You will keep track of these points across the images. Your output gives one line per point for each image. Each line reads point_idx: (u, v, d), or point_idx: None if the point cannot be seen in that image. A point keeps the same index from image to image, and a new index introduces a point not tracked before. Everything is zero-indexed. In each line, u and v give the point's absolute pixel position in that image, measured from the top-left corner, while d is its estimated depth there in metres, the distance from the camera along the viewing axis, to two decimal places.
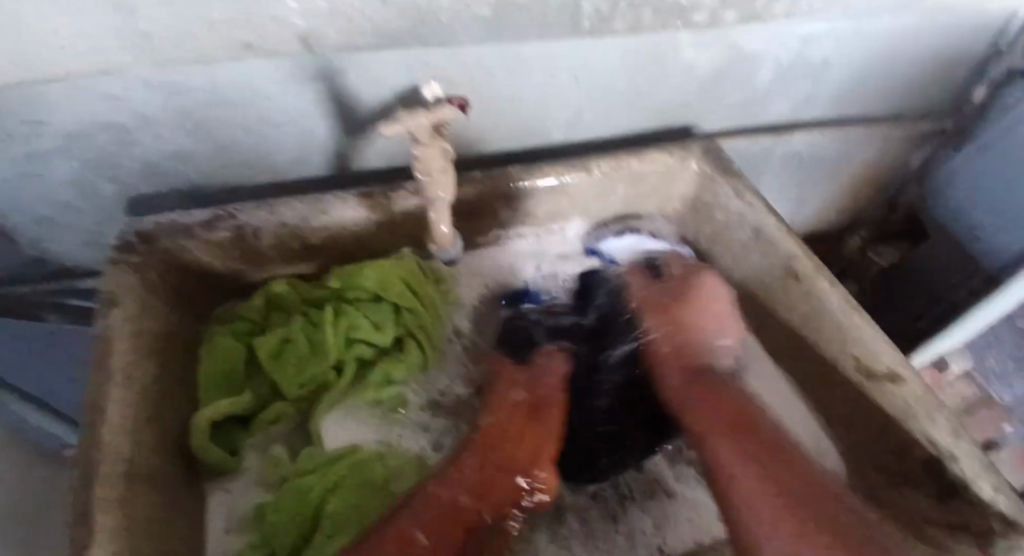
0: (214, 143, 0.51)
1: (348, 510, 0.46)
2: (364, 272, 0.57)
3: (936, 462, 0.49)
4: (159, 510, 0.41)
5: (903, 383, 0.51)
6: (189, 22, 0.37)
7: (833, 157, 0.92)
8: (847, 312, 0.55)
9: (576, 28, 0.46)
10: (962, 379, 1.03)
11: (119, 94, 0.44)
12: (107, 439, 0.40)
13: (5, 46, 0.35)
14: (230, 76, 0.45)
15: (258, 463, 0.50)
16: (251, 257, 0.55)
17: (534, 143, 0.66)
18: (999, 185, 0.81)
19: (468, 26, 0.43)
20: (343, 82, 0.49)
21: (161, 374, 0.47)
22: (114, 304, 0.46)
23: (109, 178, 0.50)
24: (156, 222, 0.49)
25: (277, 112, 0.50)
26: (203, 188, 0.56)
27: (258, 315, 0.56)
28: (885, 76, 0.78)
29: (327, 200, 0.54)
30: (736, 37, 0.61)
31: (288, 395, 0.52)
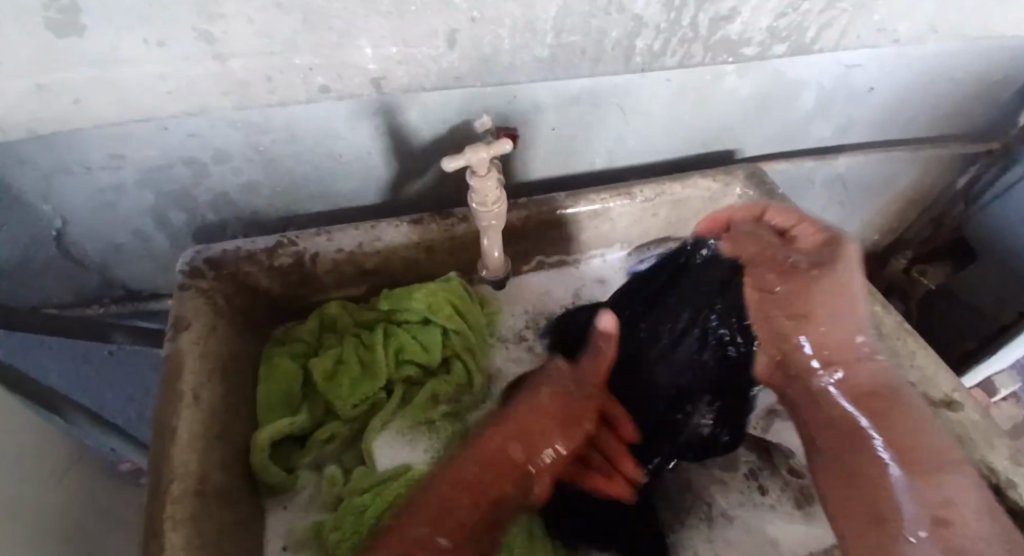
0: (277, 174, 0.55)
1: None
2: (413, 295, 0.58)
3: (994, 489, 0.48)
4: (226, 523, 0.43)
5: (957, 413, 0.50)
6: (265, 63, 0.39)
7: (874, 179, 0.91)
8: (899, 340, 0.55)
9: (628, 64, 0.47)
10: (1014, 401, 0.99)
11: (194, 131, 0.48)
12: (180, 455, 0.42)
13: (96, 88, 0.38)
14: (296, 112, 0.48)
15: (313, 481, 0.52)
16: (308, 280, 0.57)
17: (577, 170, 0.68)
18: None
19: (526, 64, 0.44)
20: (400, 116, 0.52)
21: (226, 392, 0.50)
22: (184, 326, 0.48)
23: (182, 208, 0.56)
24: (224, 249, 0.53)
25: (336, 145, 0.53)
26: (264, 214, 0.59)
27: (312, 337, 0.58)
28: (930, 101, 0.77)
29: (381, 227, 0.57)
30: (779, 66, 0.62)
31: (343, 414, 0.54)
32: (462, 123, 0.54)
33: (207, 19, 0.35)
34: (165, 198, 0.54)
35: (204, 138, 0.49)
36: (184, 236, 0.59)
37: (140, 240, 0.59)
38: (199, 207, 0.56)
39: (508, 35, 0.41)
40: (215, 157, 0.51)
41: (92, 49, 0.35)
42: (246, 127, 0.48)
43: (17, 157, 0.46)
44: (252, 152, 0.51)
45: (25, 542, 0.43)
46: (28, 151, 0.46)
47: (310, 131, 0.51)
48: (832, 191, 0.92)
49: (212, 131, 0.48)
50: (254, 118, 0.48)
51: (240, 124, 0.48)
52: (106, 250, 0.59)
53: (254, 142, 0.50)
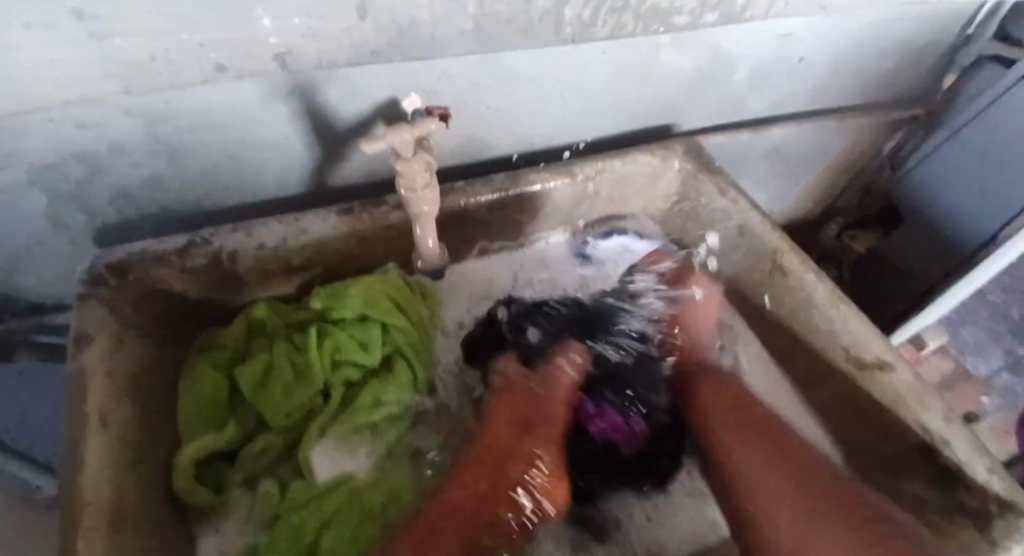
0: (184, 166, 0.49)
1: (341, 545, 0.44)
2: (348, 291, 0.54)
3: (930, 449, 0.49)
4: (148, 555, 0.39)
5: (892, 375, 0.52)
6: (163, 43, 0.34)
7: (809, 148, 0.93)
8: (834, 306, 0.56)
9: (559, 35, 0.45)
10: (942, 355, 0.99)
11: (83, 122, 0.42)
12: (88, 485, 0.37)
13: None
14: (199, 96, 0.43)
15: (246, 499, 0.48)
16: (230, 280, 0.53)
17: (517, 150, 0.65)
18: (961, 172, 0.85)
19: (451, 37, 0.41)
20: (320, 97, 0.47)
21: (140, 409, 0.45)
22: (87, 340, 0.43)
23: (79, 209, 0.50)
24: (128, 251, 0.48)
25: (250, 131, 0.48)
26: (176, 211, 0.54)
27: (238, 344, 0.54)
28: (857, 70, 0.79)
29: (307, 219, 0.53)
30: (714, 38, 0.61)
31: (276, 424, 0.50)
32: (389, 104, 0.51)
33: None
34: (55, 198, 0.48)
35: (95, 128, 0.43)
36: (84, 241, 0.53)
37: (30, 249, 0.52)
38: (100, 206, 0.50)
39: (427, 5, 0.37)
40: (109, 150, 0.45)
41: None
42: (142, 115, 0.43)
43: None
44: (152, 142, 0.46)
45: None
46: None
47: (216, 115, 0.46)
48: (770, 163, 0.94)
49: (104, 120, 0.43)
50: (151, 103, 0.42)
51: (135, 112, 0.43)
52: None
53: (153, 131, 0.45)
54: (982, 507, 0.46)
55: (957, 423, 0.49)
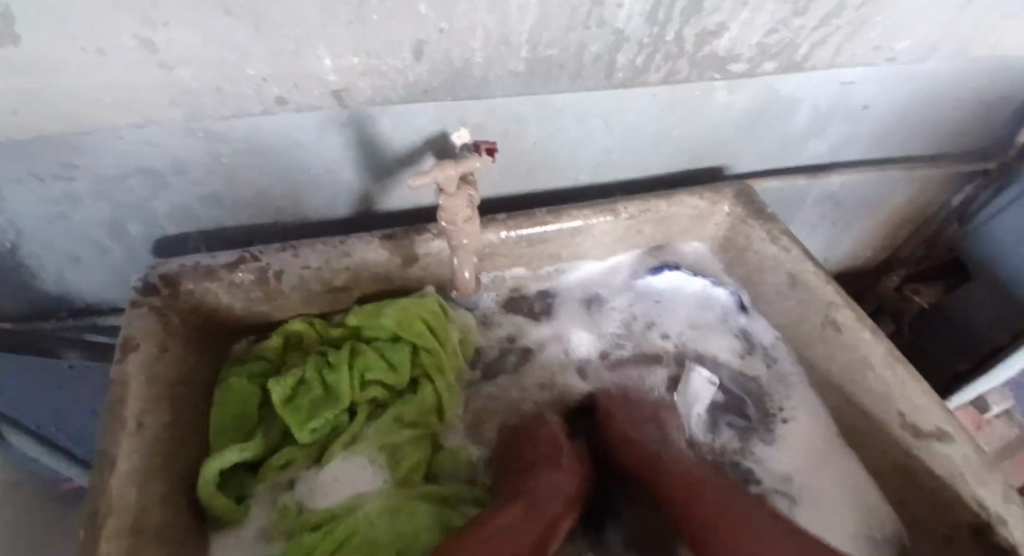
0: (240, 184, 0.52)
1: None
2: (384, 311, 0.56)
3: (984, 527, 0.45)
4: None
5: (951, 449, 0.48)
6: (216, 75, 0.36)
7: (869, 196, 0.89)
8: (889, 371, 0.52)
9: (610, 79, 0.45)
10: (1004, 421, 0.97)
11: (148, 140, 0.45)
12: (117, 491, 0.39)
13: (31, 96, 0.35)
14: (260, 123, 0.45)
15: (266, 512, 0.49)
16: (273, 297, 0.54)
17: (561, 184, 0.65)
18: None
19: (501, 78, 0.42)
20: (372, 128, 0.49)
21: (175, 417, 0.47)
22: (132, 347, 0.45)
23: (139, 220, 0.53)
24: (181, 263, 0.50)
25: (304, 156, 0.50)
26: (228, 226, 0.56)
27: (275, 355, 0.55)
28: (925, 120, 0.75)
29: (351, 242, 0.54)
30: (772, 82, 0.60)
31: (299, 440, 0.51)
32: (438, 135, 0.52)
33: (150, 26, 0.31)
34: (119, 208, 0.51)
35: (160, 147, 0.46)
36: (142, 248, 0.56)
37: (93, 253, 0.55)
38: (159, 217, 0.53)
39: (480, 48, 0.38)
40: (172, 167, 0.48)
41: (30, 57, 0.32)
42: (204, 137, 0.46)
43: None
44: (212, 162, 0.48)
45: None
46: None
47: (273, 140, 0.48)
48: (825, 209, 0.90)
49: (169, 141, 0.45)
50: (212, 129, 0.45)
51: (198, 134, 0.45)
52: (57, 263, 0.55)
53: (214, 152, 0.48)
54: None
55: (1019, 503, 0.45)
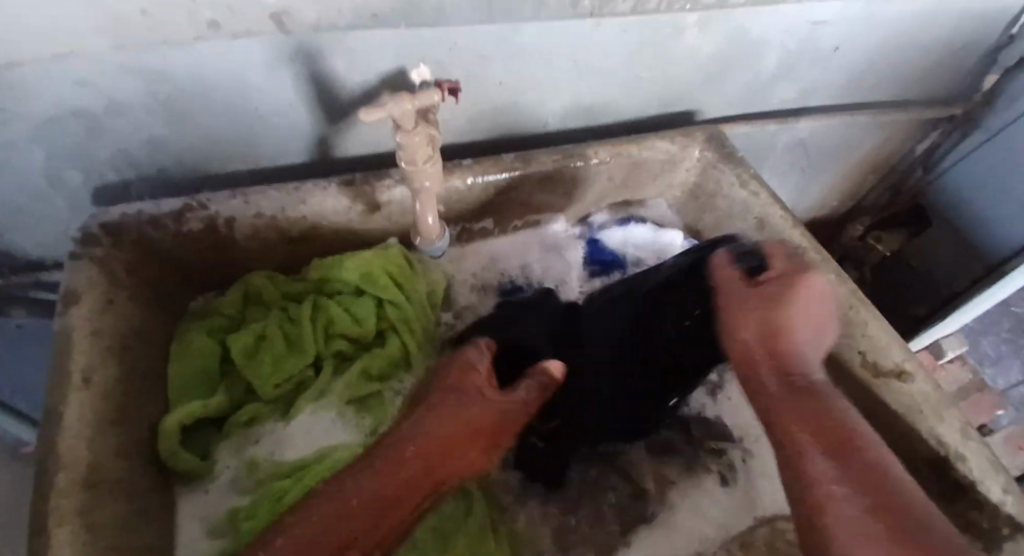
0: (183, 127, 0.48)
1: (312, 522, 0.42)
2: (345, 263, 0.53)
3: (942, 463, 0.48)
4: (126, 517, 0.39)
5: (909, 386, 0.50)
6: None
7: (837, 143, 0.89)
8: (853, 310, 0.52)
9: (575, 8, 0.42)
10: (960, 365, 0.95)
11: (78, 79, 0.41)
12: (67, 444, 0.37)
13: None
14: (196, 55, 0.41)
15: (230, 469, 0.47)
16: (226, 247, 0.52)
17: (529, 129, 0.63)
18: (998, 177, 0.80)
19: (458, 4, 0.39)
20: (324, 63, 0.46)
21: (129, 371, 0.45)
22: (75, 300, 0.43)
23: (75, 166, 0.49)
24: (122, 213, 0.46)
25: (251, 94, 0.47)
26: (175, 174, 0.53)
27: (234, 311, 0.53)
28: (896, 63, 0.74)
29: (306, 189, 0.51)
30: (744, 19, 0.58)
31: (264, 395, 0.50)
32: (396, 72, 0.49)
33: None
34: (49, 154, 0.47)
35: (89, 86, 0.41)
36: (81, 199, 0.52)
37: (25, 204, 0.51)
38: (95, 164, 0.49)
39: None
40: (107, 107, 0.44)
41: None
42: (139, 73, 0.41)
43: None
44: (151, 101, 0.44)
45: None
46: None
47: (217, 75, 0.44)
48: (795, 157, 0.90)
49: (98, 79, 0.41)
50: (151, 66, 0.41)
51: (131, 70, 0.41)
52: None
53: (152, 89, 0.43)
54: (996, 527, 0.46)
55: (974, 438, 0.48)
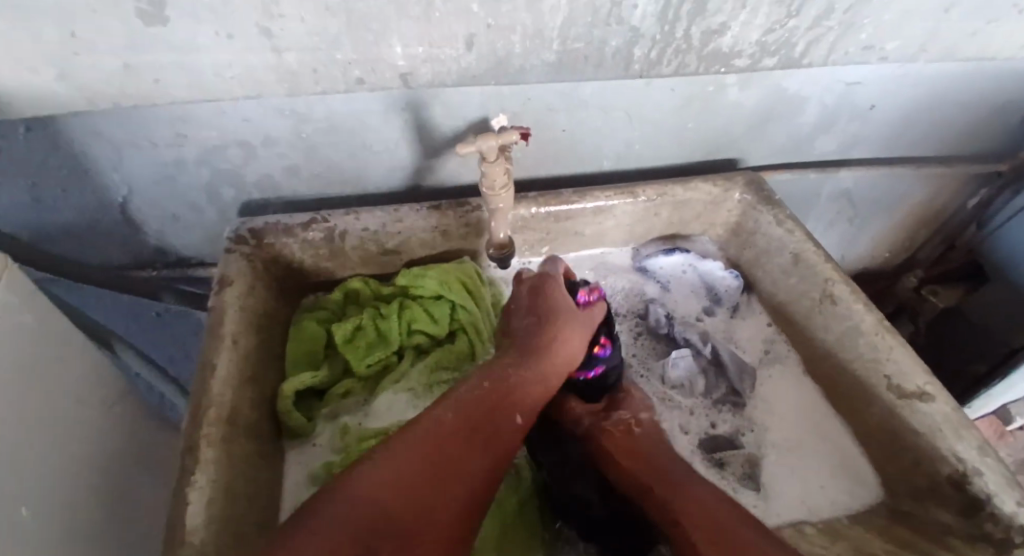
0: (315, 158, 0.62)
1: None
2: (428, 273, 0.64)
3: (961, 479, 0.49)
4: (248, 454, 0.49)
5: (932, 407, 0.52)
6: (313, 58, 0.45)
7: (886, 195, 0.93)
8: (878, 337, 0.57)
9: (628, 69, 0.52)
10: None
11: (250, 117, 0.55)
12: (216, 387, 0.48)
13: (170, 67, 0.44)
14: (337, 105, 0.56)
15: (328, 432, 0.57)
16: (337, 255, 0.63)
17: (587, 170, 0.73)
18: None
19: (536, 67, 0.50)
20: (427, 111, 0.58)
21: (259, 343, 0.56)
22: (228, 283, 0.55)
23: (232, 185, 0.63)
24: (265, 221, 0.60)
25: (370, 135, 0.60)
26: (302, 194, 0.66)
27: (337, 306, 0.65)
28: (938, 118, 0.80)
29: (404, 210, 0.63)
30: (779, 80, 0.67)
31: (356, 373, 0.60)
32: (482, 120, 0.61)
33: (269, 16, 0.41)
34: (216, 174, 0.61)
35: (257, 123, 0.56)
36: (229, 211, 0.66)
37: (189, 212, 0.65)
38: (247, 184, 0.63)
39: (519, 38, 0.46)
40: (264, 140, 0.58)
41: (175, 36, 0.41)
42: (295, 117, 0.56)
43: (92, 130, 0.54)
44: (295, 138, 0.59)
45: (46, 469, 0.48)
46: (100, 124, 0.54)
47: (346, 119, 0.58)
48: (840, 207, 0.95)
49: (263, 117, 0.56)
50: (299, 108, 0.55)
51: (290, 113, 0.56)
52: (159, 219, 0.65)
53: (298, 128, 0.58)
54: (1005, 538, 0.45)
55: (993, 457, 0.49)
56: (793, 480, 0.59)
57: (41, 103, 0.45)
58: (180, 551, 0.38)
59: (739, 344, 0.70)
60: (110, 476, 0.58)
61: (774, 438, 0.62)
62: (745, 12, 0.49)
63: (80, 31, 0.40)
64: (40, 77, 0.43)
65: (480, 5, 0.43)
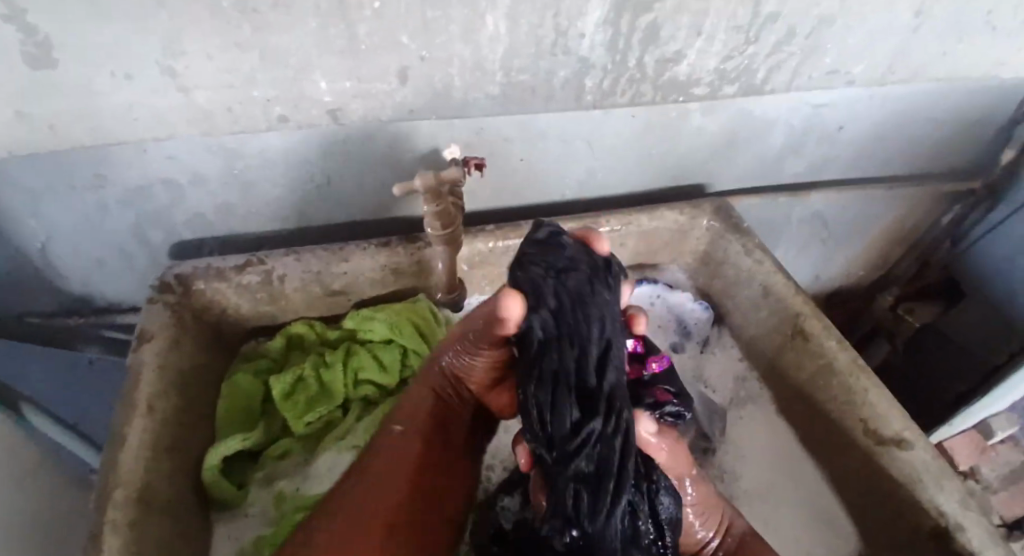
0: (250, 196, 0.57)
1: None
2: (376, 315, 0.60)
3: (943, 533, 0.46)
4: (166, 536, 0.43)
5: (910, 453, 0.49)
6: (227, 96, 0.40)
7: (858, 216, 0.91)
8: (853, 376, 0.54)
9: (580, 100, 0.49)
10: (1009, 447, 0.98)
11: (172, 155, 0.51)
12: (126, 463, 0.42)
13: (62, 111, 0.39)
14: (267, 140, 0.51)
15: (262, 499, 0.51)
16: (276, 299, 0.59)
17: (548, 199, 0.69)
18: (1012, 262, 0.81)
19: (480, 99, 0.46)
20: (369, 144, 0.54)
21: (185, 403, 0.50)
22: (147, 339, 0.49)
23: (161, 226, 0.58)
24: (194, 266, 0.55)
25: (308, 170, 0.56)
26: (240, 233, 0.61)
27: (278, 354, 0.60)
28: (907, 138, 0.78)
29: (348, 249, 0.59)
30: (743, 104, 0.64)
31: (295, 431, 0.54)
32: (431, 152, 0.57)
33: (169, 53, 0.36)
34: (139, 216, 0.56)
35: (180, 161, 0.51)
36: (160, 253, 0.61)
37: (114, 256, 0.60)
38: (177, 225, 0.58)
39: (458, 70, 0.43)
40: (191, 179, 0.53)
41: (62, 77, 0.36)
42: (222, 154, 0.52)
43: None
44: (226, 176, 0.54)
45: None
46: (4, 168, 0.48)
47: (280, 155, 0.53)
48: (814, 228, 0.92)
49: (187, 155, 0.51)
50: (227, 144, 0.51)
51: (216, 150, 0.51)
52: (80, 264, 0.60)
53: (228, 165, 0.53)
54: None
55: (974, 508, 0.46)
56: (768, 534, 0.55)
57: None
58: None
59: (711, 380, 0.67)
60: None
61: (748, 485, 0.58)
62: (701, 39, 0.46)
63: None
64: None
65: (411, 38, 0.39)
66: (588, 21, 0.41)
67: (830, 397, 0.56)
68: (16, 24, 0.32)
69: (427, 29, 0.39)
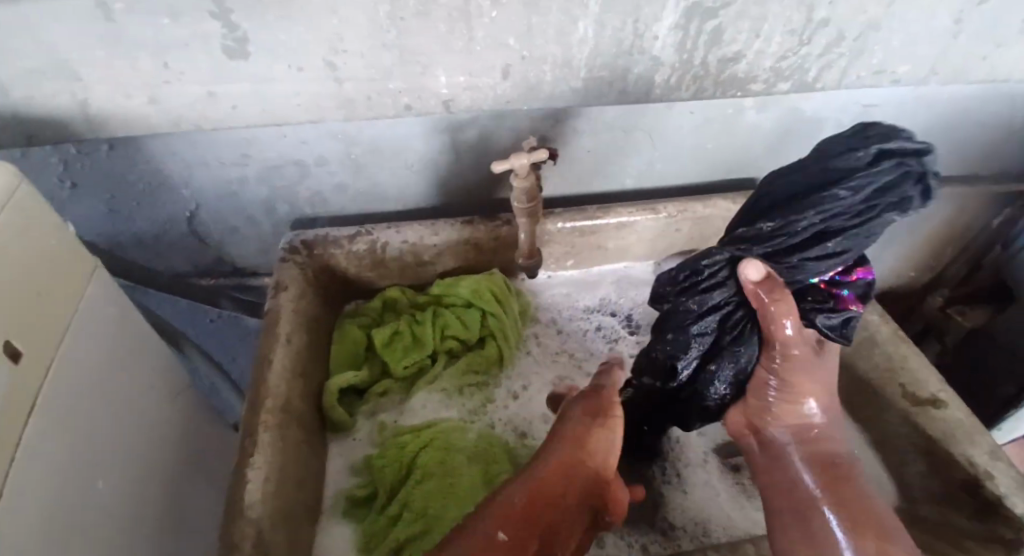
0: (360, 177, 0.67)
1: (425, 502, 0.52)
2: (460, 282, 0.68)
3: (976, 483, 0.51)
4: (300, 442, 0.53)
5: (946, 414, 0.54)
6: (368, 88, 0.51)
7: (908, 214, 0.94)
8: (895, 346, 0.59)
9: (649, 96, 0.57)
10: None
11: (304, 139, 0.61)
12: (274, 380, 0.53)
13: (243, 95, 0.50)
14: (382, 128, 0.61)
15: (368, 427, 0.61)
16: (377, 265, 0.69)
17: (610, 188, 0.77)
18: None
19: (565, 93, 0.55)
20: (463, 133, 0.64)
21: (308, 344, 0.61)
22: (282, 288, 0.60)
23: (286, 200, 0.69)
24: (314, 234, 0.65)
25: (410, 155, 0.66)
26: (348, 210, 0.72)
27: (375, 313, 0.70)
28: (959, 137, 0.81)
29: (439, 224, 0.68)
30: (795, 103, 0.70)
31: (394, 374, 0.64)
32: (513, 142, 0.66)
33: (333, 52, 0.47)
34: (270, 191, 0.67)
35: (310, 143, 0.62)
36: (281, 224, 0.72)
37: (245, 225, 0.71)
38: (298, 200, 0.69)
39: (551, 69, 0.51)
40: (316, 160, 0.64)
41: (250, 67, 0.47)
42: (344, 139, 0.62)
43: (168, 150, 0.61)
44: (345, 158, 0.65)
45: (131, 454, 0.51)
46: (176, 144, 0.60)
47: (391, 142, 0.63)
48: None
49: (317, 138, 0.62)
50: (349, 131, 0.61)
51: (340, 135, 0.62)
52: (217, 231, 0.72)
53: (348, 149, 0.63)
54: None
55: (1006, 462, 0.51)
56: None
57: (132, 126, 0.51)
58: (243, 522, 0.43)
59: None
60: (184, 467, 0.61)
61: None
62: (759, 41, 0.53)
63: (171, 61, 0.46)
64: (133, 101, 0.49)
65: (517, 40, 0.48)
66: (662, 26, 0.49)
67: (873, 367, 0.61)
68: (223, 21, 0.43)
69: (530, 34, 0.48)
